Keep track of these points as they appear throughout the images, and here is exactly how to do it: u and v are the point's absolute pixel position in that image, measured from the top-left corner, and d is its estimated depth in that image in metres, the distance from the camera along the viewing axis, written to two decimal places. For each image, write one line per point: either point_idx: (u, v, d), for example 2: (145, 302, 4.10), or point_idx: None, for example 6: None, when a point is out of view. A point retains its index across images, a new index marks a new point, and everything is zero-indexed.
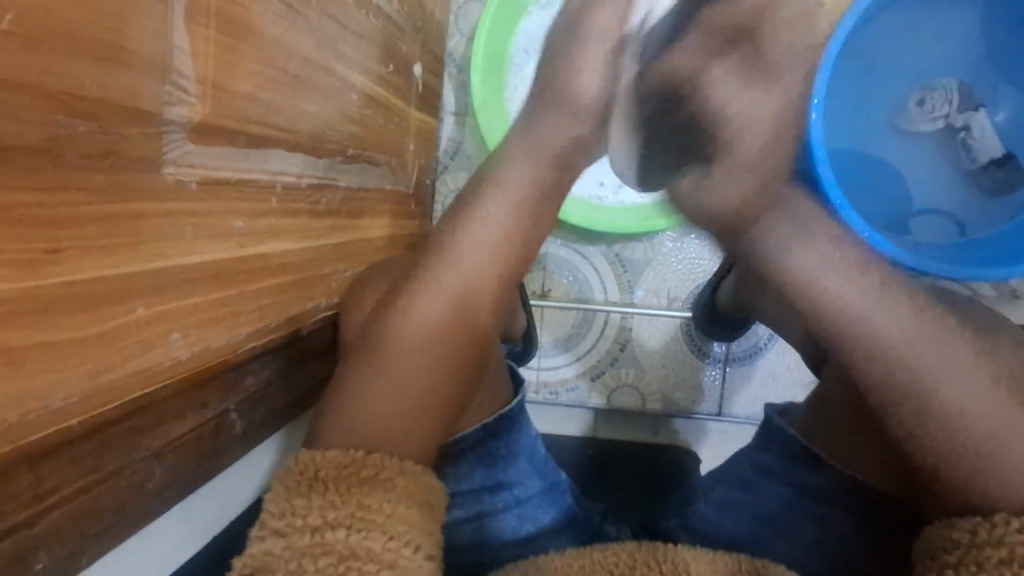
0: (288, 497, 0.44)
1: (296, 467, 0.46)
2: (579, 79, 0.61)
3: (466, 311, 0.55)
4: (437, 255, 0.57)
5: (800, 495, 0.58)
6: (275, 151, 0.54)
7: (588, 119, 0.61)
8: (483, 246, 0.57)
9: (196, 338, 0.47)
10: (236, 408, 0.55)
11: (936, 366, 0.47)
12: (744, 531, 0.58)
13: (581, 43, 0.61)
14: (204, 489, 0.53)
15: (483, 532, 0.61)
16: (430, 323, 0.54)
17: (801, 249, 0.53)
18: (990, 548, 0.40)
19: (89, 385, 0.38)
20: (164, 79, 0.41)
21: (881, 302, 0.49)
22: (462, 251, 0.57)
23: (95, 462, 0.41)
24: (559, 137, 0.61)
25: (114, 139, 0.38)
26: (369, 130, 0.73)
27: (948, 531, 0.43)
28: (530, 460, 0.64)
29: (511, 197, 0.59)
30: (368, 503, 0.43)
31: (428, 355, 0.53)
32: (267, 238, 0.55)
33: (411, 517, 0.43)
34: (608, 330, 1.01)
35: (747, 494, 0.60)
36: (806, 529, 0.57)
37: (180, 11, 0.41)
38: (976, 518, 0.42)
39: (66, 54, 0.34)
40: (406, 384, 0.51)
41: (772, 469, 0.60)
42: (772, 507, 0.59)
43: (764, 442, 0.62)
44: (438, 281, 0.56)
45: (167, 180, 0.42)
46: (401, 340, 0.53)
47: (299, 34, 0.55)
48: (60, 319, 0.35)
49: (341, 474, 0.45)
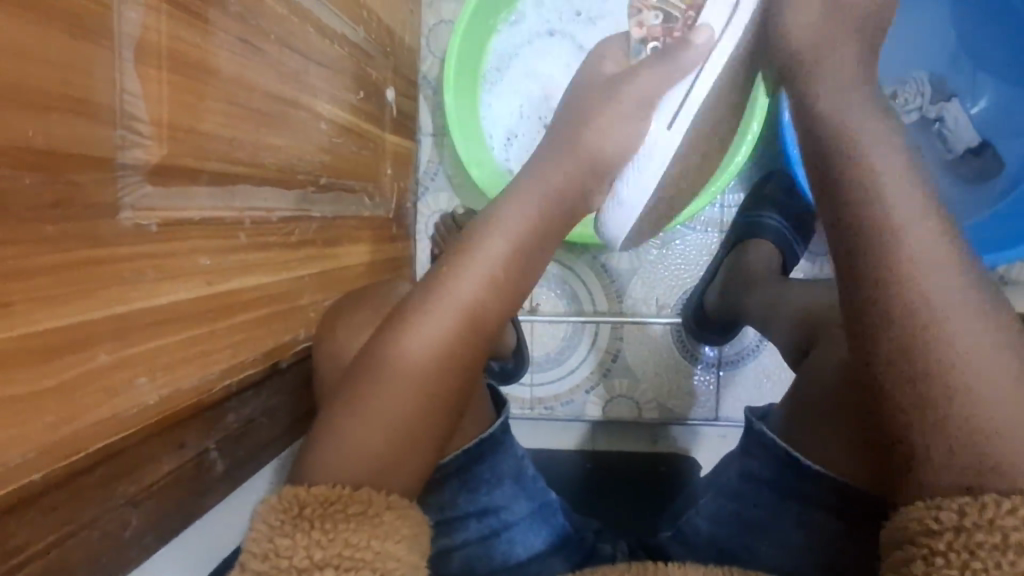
0: (271, 537, 0.42)
1: (280, 504, 0.45)
2: (602, 133, 0.59)
3: (458, 346, 0.52)
4: (437, 280, 0.54)
5: (786, 500, 0.56)
6: (242, 186, 0.54)
7: (597, 175, 0.60)
8: (482, 275, 0.54)
9: (165, 380, 0.47)
10: (217, 447, 0.54)
11: (952, 298, 0.42)
12: (733, 540, 0.58)
13: (592, 118, 0.60)
14: (187, 532, 0.52)
15: (473, 559, 0.61)
16: (423, 353, 0.51)
17: (868, 151, 0.46)
18: (982, 535, 0.36)
19: (49, 438, 0.38)
20: (116, 123, 0.41)
21: (921, 233, 0.43)
22: (464, 276, 0.54)
23: (66, 515, 0.40)
24: (567, 182, 0.59)
25: (66, 187, 0.38)
26: (342, 157, 0.73)
27: (932, 512, 0.39)
28: (516, 481, 0.63)
29: (507, 229, 0.56)
30: (356, 540, 0.42)
31: (415, 391, 0.51)
32: (239, 273, 0.55)
33: (401, 552, 0.43)
34: (599, 341, 1.01)
35: (742, 503, 0.58)
36: (799, 535, 0.55)
37: (130, 55, 0.41)
38: (964, 497, 0.38)
39: (13, 108, 0.34)
40: (395, 410, 0.50)
41: (757, 475, 0.57)
42: (766, 516, 0.57)
43: (749, 446, 0.59)
44: (440, 305, 0.53)
45: (126, 225, 0.42)
46: (397, 370, 0.51)
47: (261, 70, 0.55)
48: (18, 373, 0.35)
49: (326, 510, 0.44)
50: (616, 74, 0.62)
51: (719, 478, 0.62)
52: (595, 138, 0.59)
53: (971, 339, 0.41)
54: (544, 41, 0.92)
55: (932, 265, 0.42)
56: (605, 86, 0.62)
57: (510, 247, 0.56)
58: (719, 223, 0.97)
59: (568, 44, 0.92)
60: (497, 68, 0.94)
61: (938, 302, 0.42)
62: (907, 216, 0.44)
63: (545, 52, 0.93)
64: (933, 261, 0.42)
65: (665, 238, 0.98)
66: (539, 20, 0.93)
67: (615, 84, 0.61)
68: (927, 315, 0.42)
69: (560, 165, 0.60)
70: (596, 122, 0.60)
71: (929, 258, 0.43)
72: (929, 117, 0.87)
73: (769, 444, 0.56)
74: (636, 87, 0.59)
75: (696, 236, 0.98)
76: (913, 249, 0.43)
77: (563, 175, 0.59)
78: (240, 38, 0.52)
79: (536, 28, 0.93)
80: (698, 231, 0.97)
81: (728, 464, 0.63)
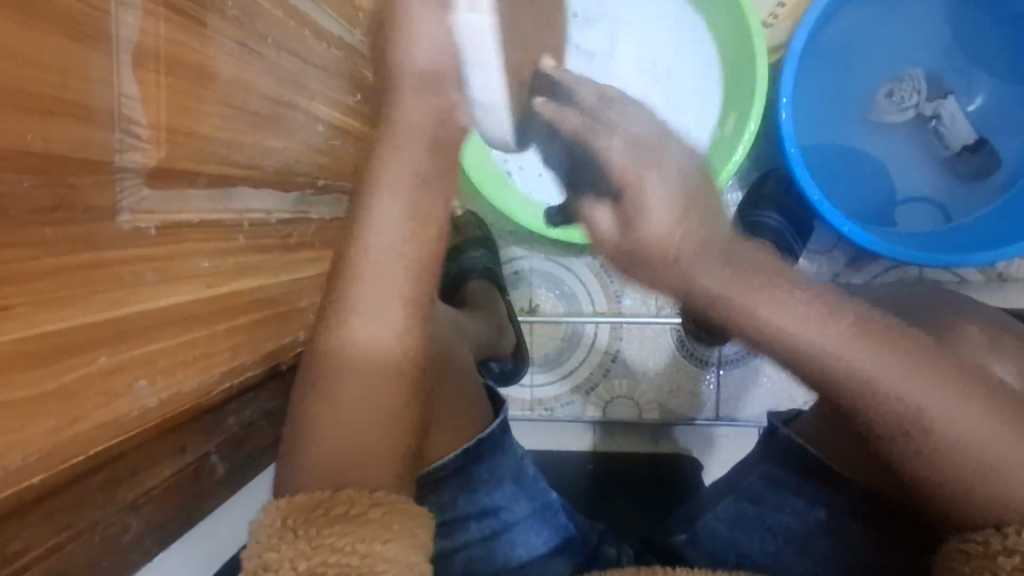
0: (261, 552, 0.42)
1: (266, 519, 0.44)
2: (412, 45, 0.51)
3: (415, 332, 0.52)
4: (354, 258, 0.52)
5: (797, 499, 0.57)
6: (241, 188, 0.54)
7: (436, 87, 0.52)
8: (399, 234, 0.52)
9: (166, 384, 0.47)
10: (217, 450, 0.54)
11: (916, 386, 0.44)
12: (765, 545, 0.58)
13: (404, 35, 0.51)
14: (187, 538, 0.52)
15: (476, 561, 0.60)
16: (378, 341, 0.50)
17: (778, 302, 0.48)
18: (1003, 557, 0.41)
19: (50, 441, 0.38)
20: (115, 127, 0.41)
21: (864, 353, 0.45)
22: (374, 240, 0.52)
23: (67, 519, 0.40)
24: (423, 112, 0.53)
25: (65, 191, 0.38)
26: (340, 160, 0.73)
27: (963, 545, 0.44)
28: (516, 482, 0.63)
29: (401, 189, 0.53)
30: (341, 545, 0.41)
31: (370, 378, 0.50)
32: (238, 276, 0.55)
33: (389, 552, 0.42)
34: (599, 341, 1.00)
35: (764, 508, 0.58)
36: (827, 542, 0.56)
37: (129, 60, 0.42)
38: (987, 528, 0.43)
39: (13, 112, 0.34)
40: (370, 406, 0.49)
41: (781, 479, 0.58)
42: (793, 521, 0.57)
43: (771, 451, 0.59)
44: (362, 288, 0.51)
45: (125, 228, 0.42)
46: (350, 361, 0.50)
47: (257, 73, 0.55)
48: (18, 375, 0.35)
49: (309, 517, 0.43)
50: None
51: (737, 481, 0.61)
52: (406, 56, 0.52)
53: (945, 411, 0.44)
54: None
55: (884, 370, 0.45)
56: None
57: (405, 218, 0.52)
58: None
59: None
60: None
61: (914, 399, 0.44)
62: (825, 339, 0.46)
63: None
64: (889, 369, 0.45)
65: None
66: None
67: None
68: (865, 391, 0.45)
69: (415, 100, 0.53)
70: (405, 27, 0.51)
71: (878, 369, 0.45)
72: (926, 114, 0.88)
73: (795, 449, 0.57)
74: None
75: None
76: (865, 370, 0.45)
77: (431, 104, 0.53)
78: (238, 42, 0.52)
79: None
80: None
81: (742, 465, 0.63)
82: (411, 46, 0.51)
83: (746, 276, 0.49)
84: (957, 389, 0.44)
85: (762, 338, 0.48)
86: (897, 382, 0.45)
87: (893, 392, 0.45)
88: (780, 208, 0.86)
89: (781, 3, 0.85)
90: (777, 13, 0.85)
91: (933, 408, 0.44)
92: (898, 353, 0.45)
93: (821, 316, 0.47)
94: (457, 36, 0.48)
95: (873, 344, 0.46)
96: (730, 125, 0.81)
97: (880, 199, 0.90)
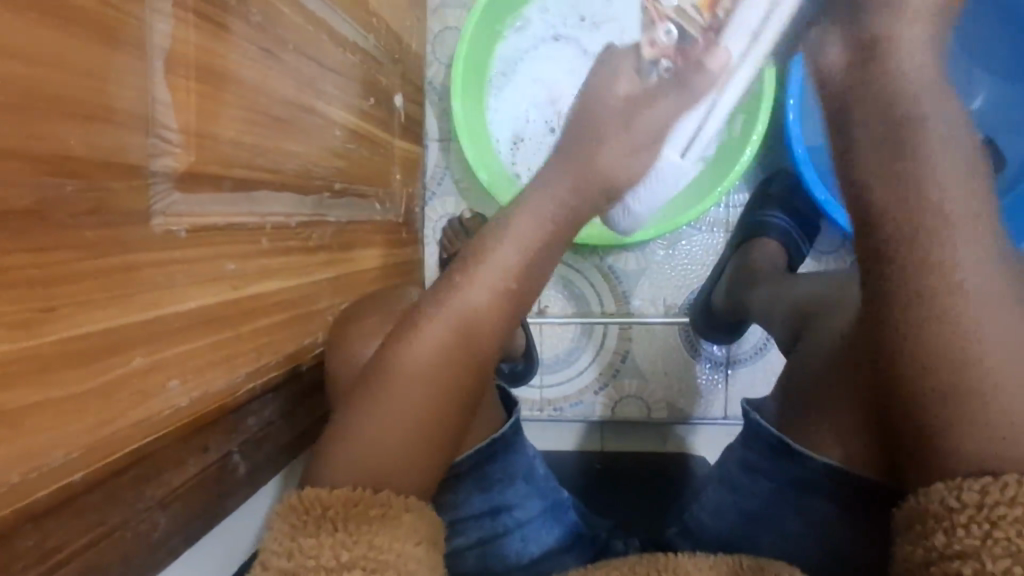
0: (296, 536, 0.44)
1: (302, 505, 0.46)
2: (613, 165, 0.60)
3: (462, 348, 0.53)
4: (444, 288, 0.55)
5: (782, 487, 0.56)
6: (263, 191, 0.55)
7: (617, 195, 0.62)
8: (494, 281, 0.55)
9: (195, 383, 0.48)
10: (239, 450, 0.55)
11: (989, 294, 0.41)
12: (737, 531, 0.59)
13: (594, 150, 0.59)
14: (207, 535, 0.54)
15: (486, 557, 0.62)
16: (431, 358, 0.52)
17: (935, 143, 0.42)
18: (1004, 508, 0.37)
19: (90, 439, 0.39)
20: (148, 132, 0.42)
21: (963, 239, 0.41)
22: (474, 283, 0.55)
23: (101, 516, 0.41)
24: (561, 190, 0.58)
25: (101, 195, 0.38)
26: (354, 162, 0.73)
27: (956, 491, 0.39)
28: (527, 481, 0.64)
29: (521, 239, 0.56)
30: (380, 543, 0.43)
31: (422, 386, 0.52)
32: (260, 278, 0.55)
33: (420, 554, 0.44)
34: (608, 342, 1.01)
35: (740, 495, 0.59)
36: (798, 524, 0.56)
37: (159, 65, 0.43)
38: (985, 477, 0.38)
39: (50, 116, 0.35)
40: (415, 417, 0.51)
41: (757, 465, 0.57)
42: (762, 505, 0.57)
43: (744, 437, 0.58)
44: (437, 315, 0.53)
45: (157, 231, 0.43)
46: (399, 368, 0.52)
47: (277, 77, 0.56)
48: (59, 376, 0.36)
49: (349, 511, 0.45)
50: (633, 99, 0.59)
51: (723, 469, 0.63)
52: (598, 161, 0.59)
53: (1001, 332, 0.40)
54: (548, 46, 0.93)
55: (970, 259, 0.41)
56: (613, 113, 0.59)
57: (520, 254, 0.56)
58: (724, 223, 0.98)
59: (574, 49, 0.93)
60: (503, 72, 0.94)
61: (979, 319, 0.41)
62: (952, 196, 0.42)
63: (550, 56, 0.93)
64: (977, 265, 0.41)
65: (672, 239, 0.99)
66: (545, 25, 0.93)
67: (624, 117, 0.59)
68: (936, 294, 0.41)
69: (563, 176, 0.59)
70: (611, 145, 0.59)
71: (967, 262, 0.41)
72: None
73: (762, 431, 0.56)
74: (651, 119, 0.59)
75: (702, 236, 0.99)
76: (956, 236, 0.42)
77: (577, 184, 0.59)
78: (258, 47, 0.53)
79: (542, 35, 0.93)
80: (703, 231, 0.98)
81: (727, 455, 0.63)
82: (614, 163, 0.60)
83: (929, 83, 0.43)
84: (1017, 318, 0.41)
85: (893, 168, 0.43)
86: (987, 319, 0.40)
87: (967, 282, 0.41)
88: (788, 208, 0.90)
89: None
90: None
91: (989, 320, 0.40)
92: (989, 246, 0.42)
93: (972, 206, 0.42)
94: (657, 167, 0.64)
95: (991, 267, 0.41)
96: (739, 127, 0.85)
97: None
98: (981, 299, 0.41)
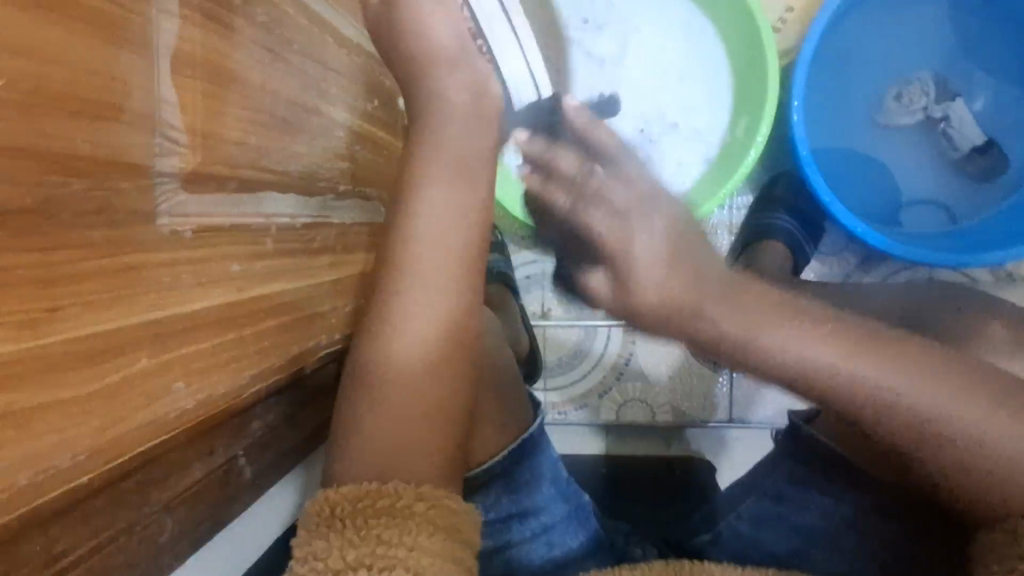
0: (310, 540, 0.47)
1: (318, 507, 0.49)
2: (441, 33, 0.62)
3: (454, 328, 0.57)
4: (397, 273, 0.58)
5: (839, 504, 0.66)
6: (270, 194, 0.55)
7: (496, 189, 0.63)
8: (447, 256, 0.58)
9: (200, 385, 0.47)
10: (244, 453, 0.54)
11: (921, 394, 0.52)
12: (787, 545, 0.67)
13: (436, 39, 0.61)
14: (212, 542, 0.53)
15: (511, 563, 0.62)
16: (427, 338, 0.56)
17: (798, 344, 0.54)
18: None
19: (97, 441, 0.38)
20: (154, 131, 0.42)
21: (895, 381, 0.52)
22: (427, 249, 0.58)
23: (106, 520, 0.41)
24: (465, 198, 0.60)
25: (108, 195, 0.38)
26: (359, 165, 0.73)
27: (993, 536, 0.51)
28: (553, 483, 0.65)
29: (450, 205, 0.59)
30: (388, 538, 0.46)
31: (414, 378, 0.55)
32: (268, 279, 0.55)
33: (432, 545, 0.46)
34: (611, 345, 1.00)
35: (786, 507, 0.68)
36: (854, 540, 0.65)
37: (166, 65, 0.42)
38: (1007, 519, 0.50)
39: (58, 114, 0.34)
40: (428, 395, 0.55)
41: (804, 478, 0.68)
42: (819, 522, 0.66)
43: (792, 466, 0.69)
44: (414, 308, 0.56)
45: (162, 231, 0.43)
46: (393, 365, 0.55)
47: (283, 78, 0.56)
48: (64, 378, 0.35)
49: (358, 508, 0.48)
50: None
51: (761, 483, 0.72)
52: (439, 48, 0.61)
53: (966, 416, 0.51)
54: None
55: (907, 391, 0.52)
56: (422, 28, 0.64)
57: (440, 223, 0.59)
58: (727, 226, 0.95)
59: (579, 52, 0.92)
60: None
61: (940, 418, 0.51)
62: (858, 367, 0.53)
63: None
64: (925, 393, 0.52)
65: None
66: None
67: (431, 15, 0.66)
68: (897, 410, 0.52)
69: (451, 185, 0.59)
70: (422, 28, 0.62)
71: (901, 387, 0.52)
72: (935, 116, 0.89)
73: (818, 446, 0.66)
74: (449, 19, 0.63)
75: None
76: (872, 383, 0.53)
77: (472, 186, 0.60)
78: (266, 48, 0.53)
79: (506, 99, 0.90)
80: None
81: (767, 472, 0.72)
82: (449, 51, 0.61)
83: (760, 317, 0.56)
84: (974, 402, 0.51)
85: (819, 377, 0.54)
86: (865, 366, 0.53)
87: (915, 404, 0.52)
88: (794, 211, 0.92)
89: (789, 8, 0.91)
90: (785, 18, 0.91)
91: (954, 411, 0.51)
92: (908, 371, 0.52)
93: (863, 357, 0.53)
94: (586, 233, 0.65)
95: (893, 363, 0.53)
96: (740, 128, 0.87)
97: (890, 202, 0.92)
98: (932, 406, 0.52)
